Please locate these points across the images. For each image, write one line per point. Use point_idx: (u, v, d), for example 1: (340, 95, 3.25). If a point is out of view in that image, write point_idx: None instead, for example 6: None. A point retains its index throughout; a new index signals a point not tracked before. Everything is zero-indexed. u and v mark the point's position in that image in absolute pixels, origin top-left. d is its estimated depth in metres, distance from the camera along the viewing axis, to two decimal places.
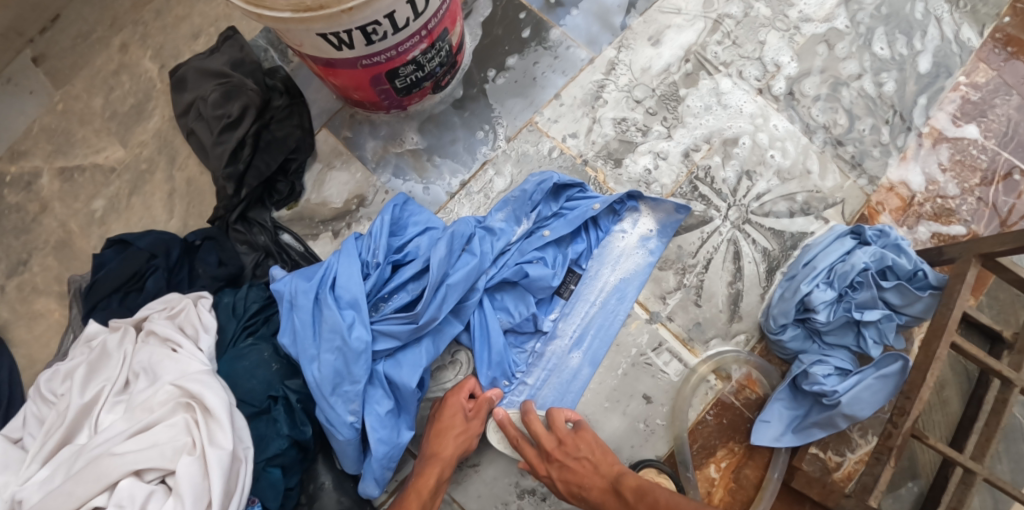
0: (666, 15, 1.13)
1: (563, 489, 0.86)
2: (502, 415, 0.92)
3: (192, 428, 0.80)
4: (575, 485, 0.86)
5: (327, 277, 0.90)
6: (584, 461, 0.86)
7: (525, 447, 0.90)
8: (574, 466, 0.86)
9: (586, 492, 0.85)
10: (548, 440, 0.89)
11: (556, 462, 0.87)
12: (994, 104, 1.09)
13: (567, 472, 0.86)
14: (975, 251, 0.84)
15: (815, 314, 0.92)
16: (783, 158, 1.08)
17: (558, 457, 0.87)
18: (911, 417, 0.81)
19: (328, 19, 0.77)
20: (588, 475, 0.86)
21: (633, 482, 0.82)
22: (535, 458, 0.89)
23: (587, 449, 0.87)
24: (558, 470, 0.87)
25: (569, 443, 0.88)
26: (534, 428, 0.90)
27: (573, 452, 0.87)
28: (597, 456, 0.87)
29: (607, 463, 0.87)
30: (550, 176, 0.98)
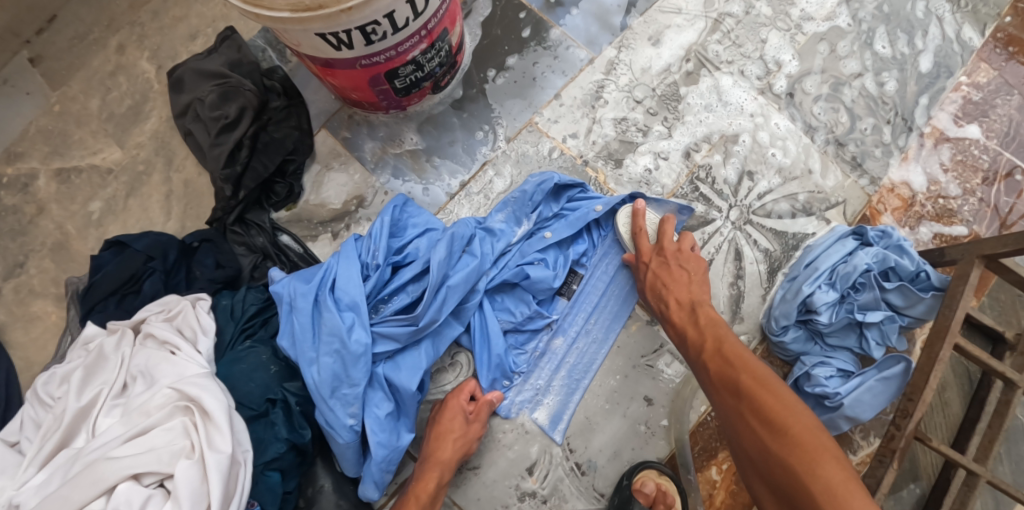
0: (666, 15, 1.13)
1: (649, 280, 0.94)
2: (642, 206, 0.98)
3: (191, 431, 0.80)
4: (662, 282, 0.93)
5: (327, 279, 0.89)
6: (683, 273, 0.93)
7: (642, 239, 0.97)
8: (673, 271, 0.93)
9: (664, 292, 0.92)
10: (663, 243, 0.95)
11: (662, 258, 0.95)
12: (996, 105, 1.09)
13: (665, 269, 0.94)
14: (977, 252, 0.83)
15: (818, 316, 0.91)
16: (784, 157, 1.07)
17: (667, 256, 0.94)
18: (915, 419, 0.81)
19: (327, 19, 0.77)
20: (678, 283, 0.92)
21: (710, 315, 0.89)
22: (647, 247, 0.96)
23: (693, 271, 0.94)
24: (659, 264, 0.94)
25: (682, 255, 0.95)
26: (663, 227, 0.97)
27: (681, 262, 0.94)
28: (695, 278, 0.93)
29: (698, 289, 0.92)
30: (550, 177, 0.97)
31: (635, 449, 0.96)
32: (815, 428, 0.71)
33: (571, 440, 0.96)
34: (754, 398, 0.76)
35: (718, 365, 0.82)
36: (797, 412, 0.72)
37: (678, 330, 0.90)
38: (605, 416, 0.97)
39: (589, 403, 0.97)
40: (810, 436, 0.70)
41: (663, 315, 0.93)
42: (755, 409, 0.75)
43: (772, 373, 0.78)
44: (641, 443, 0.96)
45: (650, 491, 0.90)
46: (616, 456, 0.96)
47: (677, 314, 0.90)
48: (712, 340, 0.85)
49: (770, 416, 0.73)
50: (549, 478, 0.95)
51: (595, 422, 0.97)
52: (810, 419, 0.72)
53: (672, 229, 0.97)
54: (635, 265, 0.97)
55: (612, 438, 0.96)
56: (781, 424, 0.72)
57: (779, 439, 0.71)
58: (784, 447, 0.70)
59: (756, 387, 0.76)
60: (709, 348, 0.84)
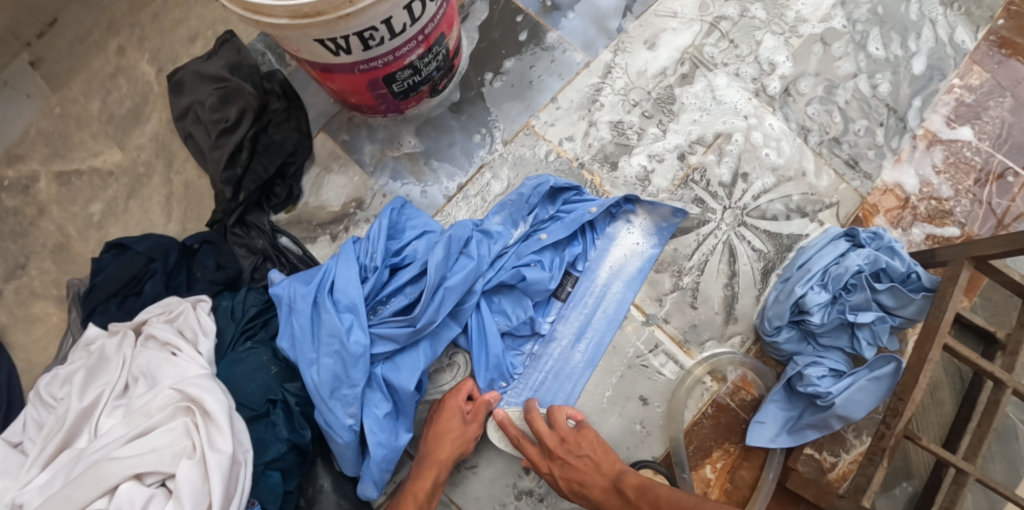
0: (662, 19, 1.14)
1: (564, 487, 0.88)
2: (502, 415, 0.93)
3: (192, 431, 0.81)
4: (576, 483, 0.87)
5: (326, 281, 0.90)
6: (585, 459, 0.88)
7: (527, 446, 0.91)
8: (575, 464, 0.88)
9: (586, 490, 0.87)
10: (548, 439, 0.90)
11: (557, 460, 0.89)
12: (988, 107, 1.10)
13: (568, 469, 0.88)
14: (968, 254, 0.85)
15: (810, 317, 0.92)
16: (778, 157, 1.08)
17: (560, 455, 0.89)
18: (904, 418, 0.82)
19: (325, 25, 0.78)
20: (589, 472, 0.88)
21: (635, 481, 0.84)
22: (536, 455, 0.90)
23: (590, 448, 0.89)
24: (561, 468, 0.88)
25: (571, 442, 0.89)
26: (535, 426, 0.91)
27: (575, 450, 0.89)
28: (599, 454, 0.89)
29: (608, 462, 0.88)
30: (547, 180, 0.99)
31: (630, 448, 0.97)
32: None
33: None
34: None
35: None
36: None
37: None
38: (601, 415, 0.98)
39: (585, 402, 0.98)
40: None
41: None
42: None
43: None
44: (637, 442, 0.97)
45: None
46: None
47: (612, 503, 0.85)
48: (651, 508, 0.80)
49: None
50: (546, 476, 0.96)
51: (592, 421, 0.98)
52: None
53: (542, 418, 0.92)
54: (544, 476, 0.90)
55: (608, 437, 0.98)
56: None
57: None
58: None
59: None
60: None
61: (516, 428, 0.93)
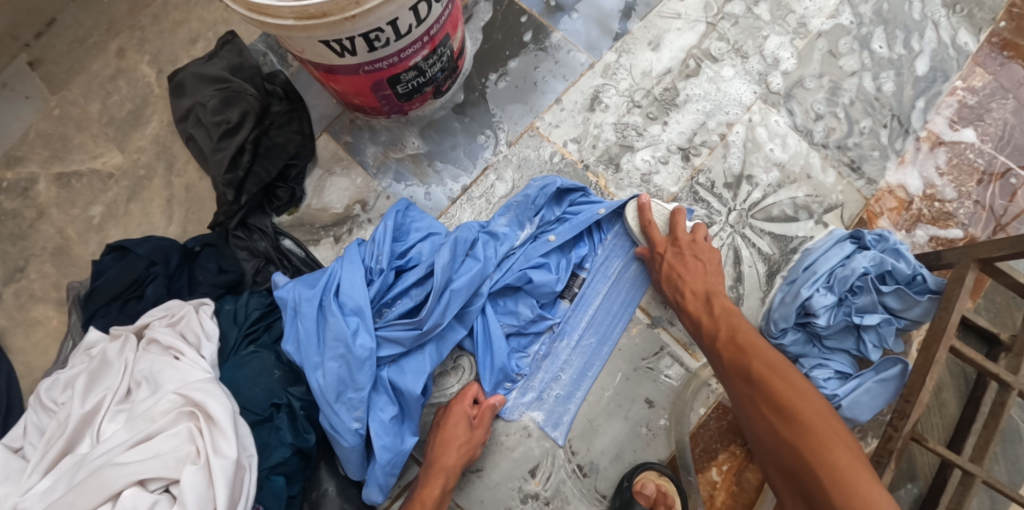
0: (666, 20, 1.13)
1: (664, 270, 0.95)
2: (648, 201, 0.99)
3: (196, 437, 0.80)
4: (678, 273, 0.93)
5: (331, 284, 0.90)
6: (699, 264, 0.94)
7: (655, 231, 0.97)
8: (686, 262, 0.94)
9: (679, 279, 0.93)
10: (676, 234, 0.96)
11: (678, 248, 0.95)
12: (990, 108, 1.10)
13: (680, 260, 0.94)
14: (972, 256, 0.84)
15: (816, 319, 0.92)
16: (783, 152, 1.09)
17: (683, 246, 0.95)
18: (912, 420, 0.82)
19: (331, 26, 0.77)
20: (693, 274, 0.93)
21: (724, 303, 0.91)
22: (661, 240, 0.96)
23: (707, 260, 0.95)
24: (674, 256, 0.95)
25: (697, 246, 0.95)
26: (674, 219, 0.98)
27: (696, 252, 0.95)
28: (709, 269, 0.94)
29: (713, 278, 0.94)
30: (552, 182, 0.98)
31: (636, 451, 0.97)
32: (827, 415, 0.76)
33: (573, 442, 0.97)
34: (767, 383, 0.80)
35: (731, 352, 0.85)
36: (809, 398, 0.77)
37: (694, 319, 0.91)
38: (606, 418, 0.98)
39: (592, 405, 0.98)
40: (821, 422, 0.75)
41: (676, 303, 0.94)
42: (768, 395, 0.79)
43: (783, 360, 0.82)
44: (643, 445, 0.97)
45: (650, 492, 0.91)
46: (617, 458, 0.97)
47: (693, 305, 0.92)
48: (726, 327, 0.87)
49: (780, 402, 0.78)
50: (551, 479, 0.96)
51: (598, 425, 0.98)
52: (823, 405, 0.77)
53: (684, 221, 0.98)
54: (651, 258, 0.97)
55: (614, 440, 0.97)
56: (793, 410, 0.77)
57: (792, 426, 0.76)
58: (795, 433, 0.76)
59: (769, 373, 0.80)
60: (721, 333, 0.87)
61: (652, 216, 0.99)
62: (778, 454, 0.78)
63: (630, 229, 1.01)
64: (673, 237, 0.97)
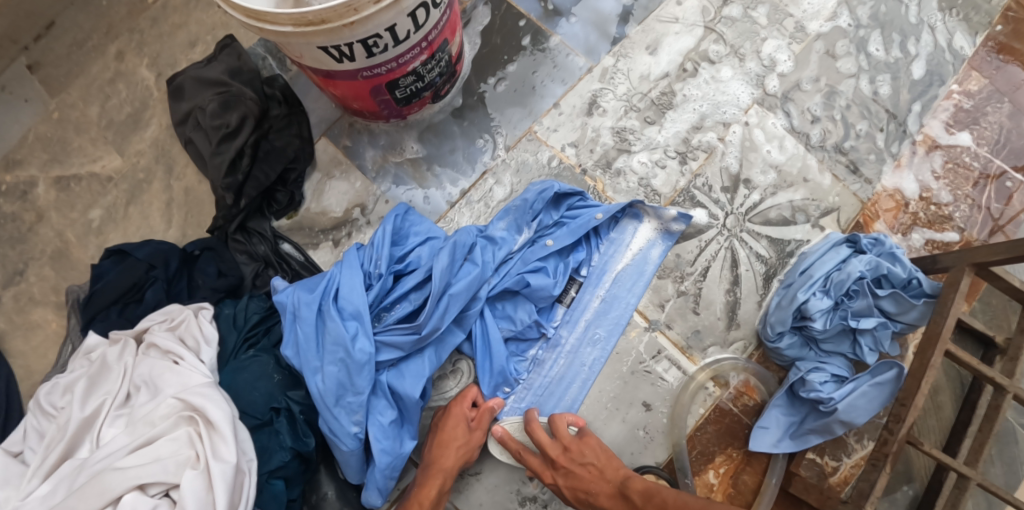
0: (663, 24, 1.14)
1: (570, 497, 0.89)
2: (501, 430, 0.93)
3: (195, 441, 0.81)
4: (582, 492, 0.88)
5: (330, 289, 0.90)
6: (589, 468, 0.88)
7: (529, 457, 0.91)
8: (580, 471, 0.88)
9: (591, 499, 0.87)
10: (551, 450, 0.90)
11: (561, 470, 0.89)
12: (986, 112, 1.11)
13: (572, 479, 0.88)
14: (968, 261, 0.85)
15: (812, 323, 0.93)
16: (779, 154, 1.09)
17: (563, 463, 0.89)
18: (907, 424, 0.82)
19: (330, 33, 0.78)
20: (595, 480, 0.88)
21: (641, 486, 0.85)
22: (540, 466, 0.90)
23: (593, 455, 0.89)
24: (564, 477, 0.89)
25: (574, 450, 0.89)
26: (535, 432, 0.91)
27: (578, 458, 0.89)
28: (602, 461, 0.89)
29: (612, 468, 0.89)
30: (550, 186, 0.99)
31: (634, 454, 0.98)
32: None
33: None
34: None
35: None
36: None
37: None
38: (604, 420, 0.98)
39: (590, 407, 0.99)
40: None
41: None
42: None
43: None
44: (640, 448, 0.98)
45: None
46: None
47: (617, 508, 0.86)
48: None
49: None
50: None
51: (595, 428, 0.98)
52: None
53: (542, 430, 0.92)
54: (550, 485, 0.90)
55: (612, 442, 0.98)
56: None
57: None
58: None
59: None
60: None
61: (516, 441, 0.94)
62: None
63: (503, 461, 0.96)
64: (550, 452, 0.90)
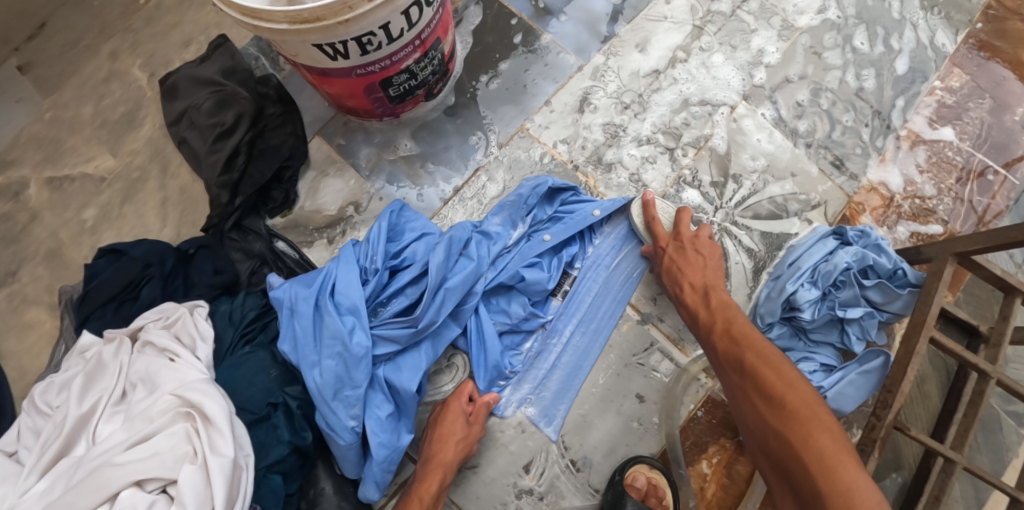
0: (653, 23, 1.16)
1: (665, 263, 0.97)
2: (650, 198, 1.02)
3: (193, 436, 0.81)
4: (677, 266, 0.95)
5: (327, 284, 0.91)
6: (699, 258, 0.95)
7: (656, 227, 1.00)
8: (687, 256, 0.95)
9: (679, 268, 0.95)
10: (679, 229, 0.98)
11: (679, 242, 0.97)
12: (968, 108, 1.14)
13: (683, 254, 0.96)
14: (950, 251, 0.87)
15: (800, 313, 0.94)
16: (769, 144, 1.11)
17: (685, 239, 0.97)
18: (894, 409, 0.83)
19: (324, 30, 0.80)
20: (694, 268, 0.95)
21: (722, 297, 0.91)
22: (664, 235, 0.99)
23: (709, 256, 0.96)
24: (676, 249, 0.97)
25: (699, 242, 0.97)
26: (678, 216, 0.99)
27: (698, 247, 0.96)
28: (711, 263, 0.95)
29: (715, 274, 0.95)
30: (544, 181, 1.00)
31: (629, 445, 0.98)
32: (814, 404, 0.75)
33: (566, 438, 0.98)
34: (757, 375, 0.79)
35: (724, 343, 0.85)
36: (800, 387, 0.76)
37: (691, 310, 0.92)
38: (599, 412, 0.99)
39: (584, 400, 1.00)
40: (809, 410, 0.74)
41: (676, 288, 0.95)
42: (759, 388, 0.78)
43: (775, 351, 0.81)
44: (635, 439, 0.99)
45: (641, 485, 0.94)
46: (610, 452, 0.98)
47: (691, 297, 0.93)
48: (722, 320, 0.87)
49: (771, 392, 0.77)
50: (545, 474, 0.97)
51: (591, 420, 0.99)
52: (811, 395, 0.76)
53: (690, 219, 0.99)
54: (656, 254, 0.99)
55: (607, 434, 0.99)
56: (782, 399, 0.76)
57: (778, 412, 0.76)
58: (785, 423, 0.75)
59: (759, 364, 0.80)
60: (717, 324, 0.87)
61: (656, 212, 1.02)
62: (770, 448, 0.76)
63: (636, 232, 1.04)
64: (676, 232, 0.98)
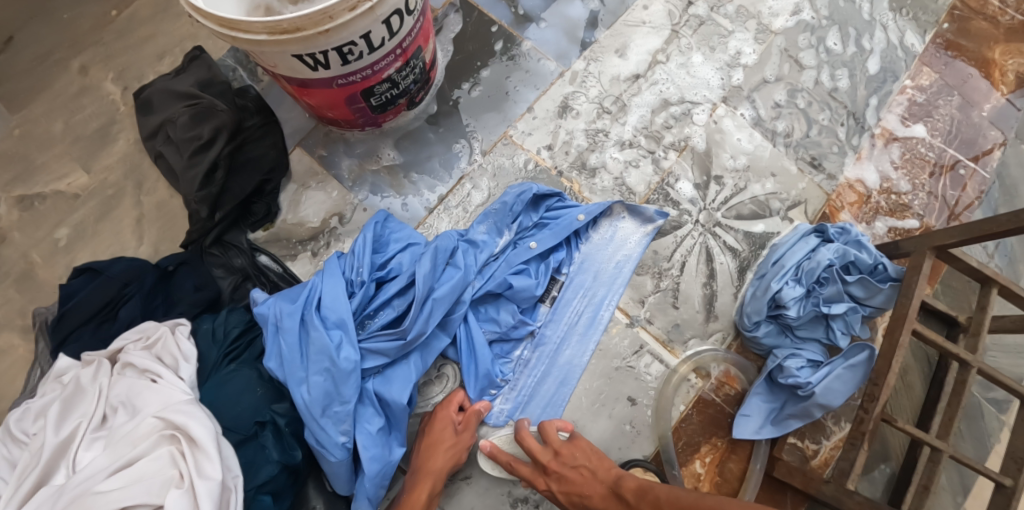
0: (631, 28, 1.16)
1: (565, 501, 0.87)
2: (490, 447, 0.93)
3: (178, 460, 0.79)
4: (575, 494, 0.86)
5: (312, 298, 0.89)
6: (580, 470, 0.88)
7: (520, 466, 0.91)
8: (569, 476, 0.87)
9: (580, 500, 0.86)
10: (540, 453, 0.90)
11: (553, 474, 0.88)
12: (938, 105, 1.19)
13: (565, 483, 0.87)
14: (928, 244, 0.88)
15: (786, 311, 0.94)
16: (749, 143, 1.12)
17: (555, 469, 0.88)
18: (881, 402, 0.83)
19: (305, 41, 0.80)
20: (587, 482, 0.87)
21: (633, 485, 0.83)
22: (529, 472, 0.90)
23: (584, 458, 0.89)
24: (558, 481, 0.88)
25: (565, 454, 0.89)
26: (524, 440, 0.91)
27: (569, 461, 0.89)
28: (594, 463, 0.88)
29: (603, 469, 0.88)
30: (529, 187, 1.00)
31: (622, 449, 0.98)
32: None
33: None
34: None
35: None
36: None
37: None
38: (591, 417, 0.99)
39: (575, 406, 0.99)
40: None
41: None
42: None
43: (713, 499, 0.72)
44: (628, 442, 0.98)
45: None
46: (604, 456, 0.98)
47: (612, 507, 0.83)
48: (651, 507, 0.78)
49: None
50: None
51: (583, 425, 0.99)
52: None
53: (533, 436, 0.92)
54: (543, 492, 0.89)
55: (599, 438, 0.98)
56: None
57: None
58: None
59: None
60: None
61: (507, 452, 0.93)
62: None
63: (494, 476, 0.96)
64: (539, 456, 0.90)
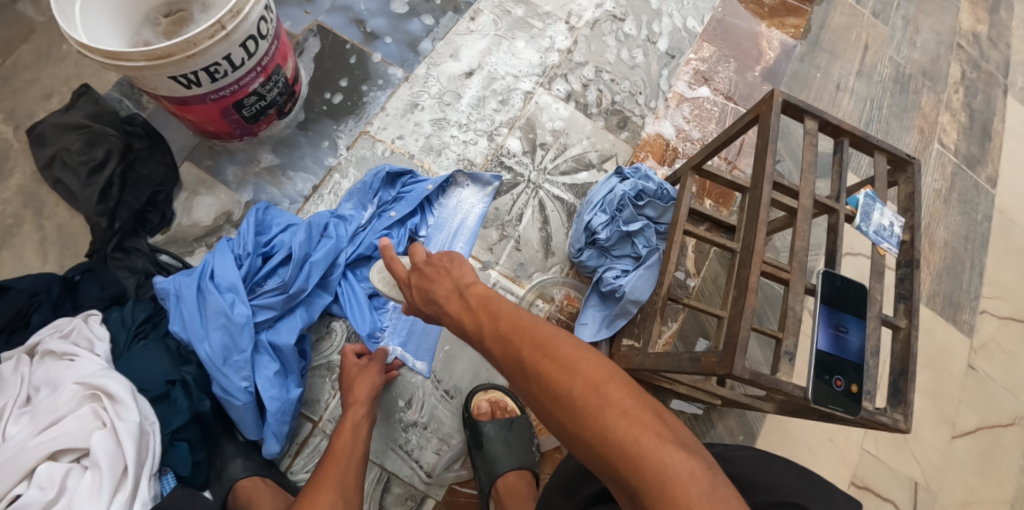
0: (462, 36, 1.41)
1: (417, 296, 0.89)
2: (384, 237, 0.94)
3: (101, 413, 0.93)
4: (426, 288, 0.87)
5: (206, 271, 1.07)
6: (442, 270, 0.86)
7: (394, 263, 0.93)
8: (430, 272, 0.87)
9: (430, 293, 0.86)
10: (412, 257, 0.90)
11: (417, 269, 0.89)
12: (718, 71, 1.49)
13: (422, 278, 0.88)
14: (689, 167, 1.15)
15: (597, 235, 1.19)
16: (565, 112, 1.38)
17: (421, 264, 0.89)
18: (665, 285, 1.07)
19: (176, 64, 1.00)
20: (440, 279, 0.86)
21: (481, 291, 0.82)
22: (401, 271, 0.92)
23: (451, 260, 0.87)
24: (418, 276, 0.89)
25: (439, 256, 0.88)
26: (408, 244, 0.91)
27: (436, 261, 0.88)
28: (456, 267, 0.86)
29: (460, 269, 0.86)
30: (382, 168, 1.22)
31: (489, 369, 1.20)
32: (599, 385, 0.69)
33: (437, 373, 1.18)
34: (541, 377, 0.72)
35: (499, 346, 0.77)
36: (582, 371, 0.70)
37: (457, 321, 0.83)
38: (461, 346, 1.20)
39: (445, 338, 1.20)
40: (596, 397, 0.68)
41: (439, 308, 0.85)
42: (546, 387, 0.71)
43: (551, 329, 0.75)
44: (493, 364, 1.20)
45: (485, 407, 1.15)
46: (473, 377, 1.19)
47: (452, 306, 0.83)
48: (486, 318, 0.79)
49: (555, 390, 0.71)
50: (425, 407, 1.16)
51: (456, 352, 1.20)
52: (596, 375, 0.70)
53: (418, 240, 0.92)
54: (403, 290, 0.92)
55: (469, 363, 1.20)
56: (570, 395, 0.69)
57: (572, 415, 0.69)
58: (579, 422, 0.68)
59: (540, 361, 0.72)
60: (486, 332, 0.79)
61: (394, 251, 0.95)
62: (580, 453, 0.70)
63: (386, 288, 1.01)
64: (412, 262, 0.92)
